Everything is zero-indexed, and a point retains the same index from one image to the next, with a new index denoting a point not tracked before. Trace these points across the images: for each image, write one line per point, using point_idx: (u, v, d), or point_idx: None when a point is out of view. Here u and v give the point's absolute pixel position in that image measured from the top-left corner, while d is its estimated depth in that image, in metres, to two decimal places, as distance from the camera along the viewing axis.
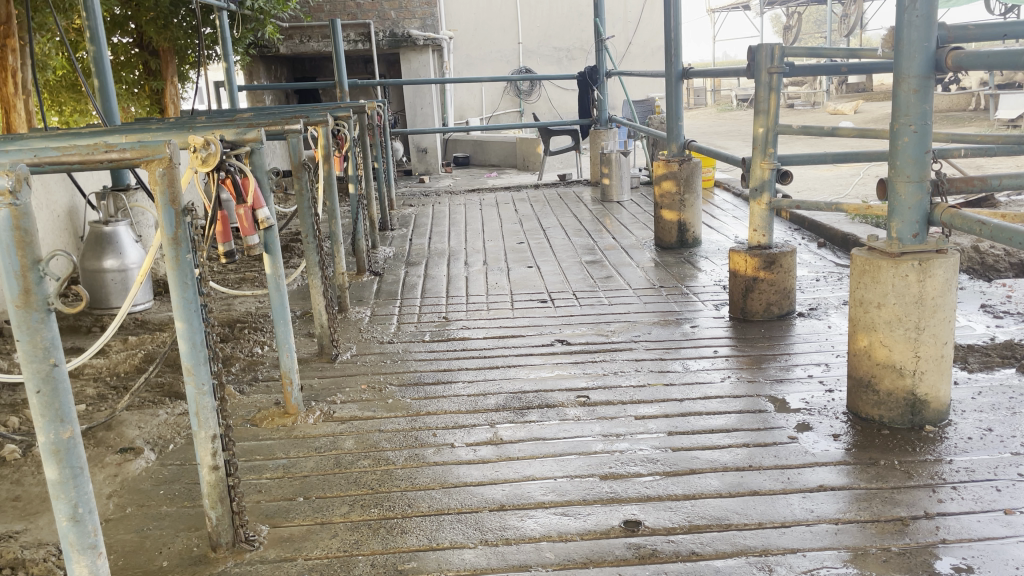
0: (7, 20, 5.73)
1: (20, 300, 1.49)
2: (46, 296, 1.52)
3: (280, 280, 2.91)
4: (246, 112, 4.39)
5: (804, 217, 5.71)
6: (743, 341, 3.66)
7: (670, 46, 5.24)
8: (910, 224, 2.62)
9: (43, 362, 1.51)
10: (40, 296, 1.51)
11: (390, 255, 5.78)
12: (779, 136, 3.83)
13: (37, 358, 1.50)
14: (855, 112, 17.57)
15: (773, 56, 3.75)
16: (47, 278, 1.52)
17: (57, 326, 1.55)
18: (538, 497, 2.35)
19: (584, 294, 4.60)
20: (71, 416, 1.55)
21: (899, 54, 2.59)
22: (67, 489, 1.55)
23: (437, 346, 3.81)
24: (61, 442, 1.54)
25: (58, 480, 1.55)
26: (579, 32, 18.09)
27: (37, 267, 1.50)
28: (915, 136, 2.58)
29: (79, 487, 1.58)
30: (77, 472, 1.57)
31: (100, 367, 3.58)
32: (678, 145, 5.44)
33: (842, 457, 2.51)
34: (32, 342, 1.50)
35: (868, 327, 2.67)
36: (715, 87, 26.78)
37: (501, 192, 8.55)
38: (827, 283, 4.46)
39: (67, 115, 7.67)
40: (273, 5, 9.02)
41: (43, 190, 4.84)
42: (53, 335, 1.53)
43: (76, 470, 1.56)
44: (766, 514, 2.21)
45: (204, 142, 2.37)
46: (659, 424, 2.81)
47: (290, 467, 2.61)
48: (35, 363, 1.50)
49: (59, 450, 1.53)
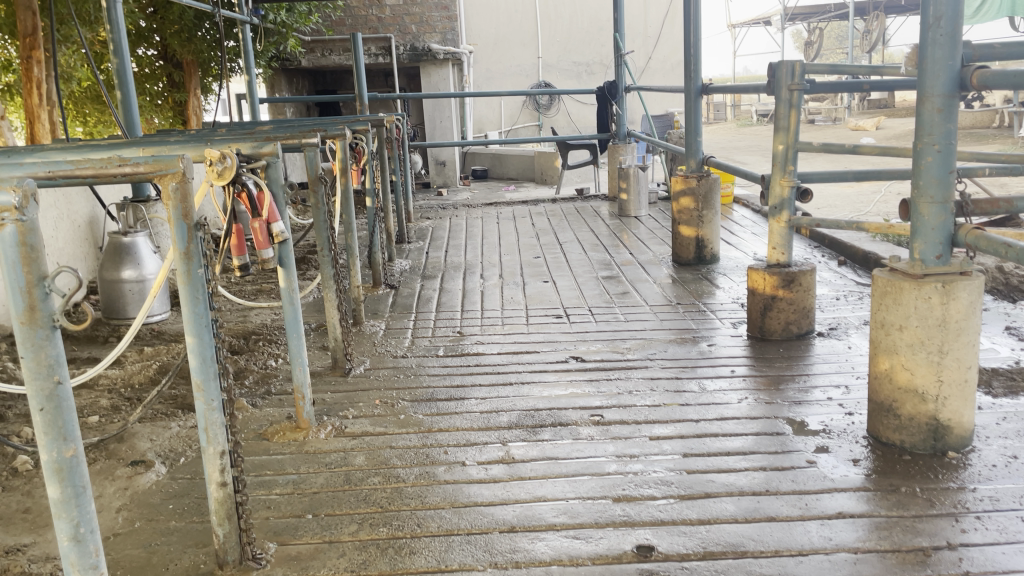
0: (33, 32, 5.81)
1: (25, 317, 1.48)
2: (50, 313, 1.51)
3: (294, 294, 2.89)
4: (266, 126, 4.41)
5: (825, 235, 5.65)
6: (761, 360, 3.60)
7: (689, 62, 5.22)
8: (933, 245, 2.56)
9: (47, 380, 1.50)
10: (45, 313, 1.50)
11: (406, 268, 5.77)
12: (799, 153, 3.79)
13: (40, 375, 1.49)
14: (877, 128, 17.43)
15: (794, 72, 3.71)
16: (52, 294, 1.52)
17: (62, 343, 1.54)
18: (549, 519, 2.31)
19: (600, 310, 4.56)
20: (75, 435, 1.54)
21: (923, 72, 2.54)
22: (69, 508, 1.53)
23: (450, 361, 3.78)
24: (64, 460, 1.52)
25: (60, 499, 1.53)
26: (599, 47, 18.12)
27: (43, 283, 1.50)
28: (939, 156, 2.53)
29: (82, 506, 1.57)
30: (80, 491, 1.56)
31: (115, 378, 3.58)
32: (696, 161, 5.42)
33: (862, 483, 2.46)
34: (36, 359, 1.49)
35: (889, 350, 2.62)
36: (734, 102, 26.68)
37: (519, 206, 8.54)
38: (847, 302, 4.40)
39: (91, 126, 7.76)
40: (295, 19, 9.11)
41: (64, 201, 4.87)
42: (58, 352, 1.52)
43: (77, 489, 1.54)
44: (782, 541, 2.16)
45: (221, 155, 2.36)
46: (674, 445, 2.76)
47: (300, 483, 2.59)
48: (38, 380, 1.49)
49: (61, 468, 1.52)
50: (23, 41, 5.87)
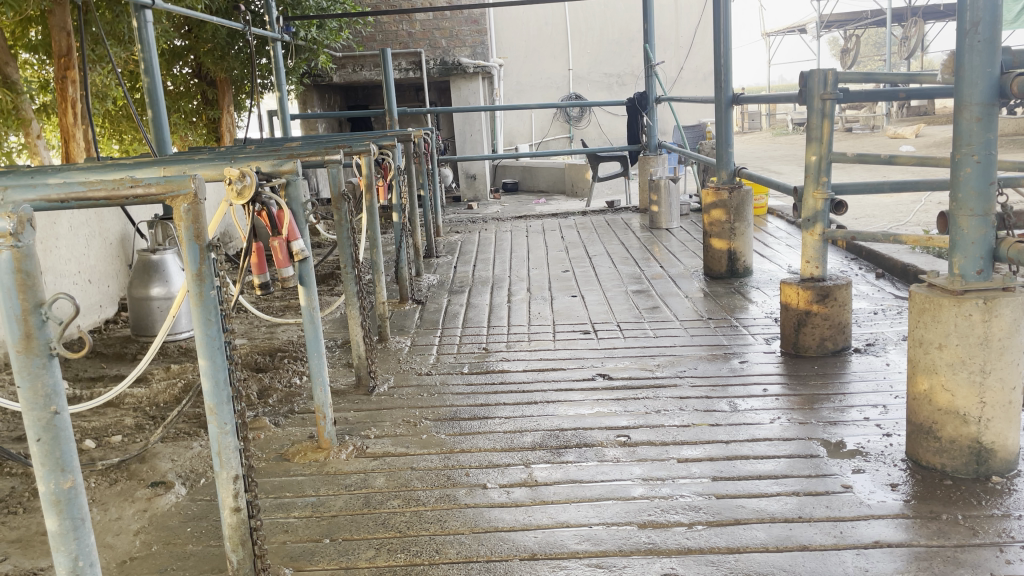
0: (68, 52, 5.96)
1: (20, 345, 1.47)
2: (48, 341, 1.50)
3: (315, 312, 2.86)
4: (293, 143, 4.41)
5: (861, 247, 5.51)
6: (795, 378, 3.49)
7: (719, 72, 5.13)
8: (973, 260, 2.46)
9: (44, 410, 1.49)
10: (41, 341, 1.48)
11: (434, 283, 5.75)
12: (833, 164, 3.67)
13: (37, 405, 1.48)
14: (916, 137, 17.05)
15: (826, 81, 3.61)
16: (49, 322, 1.50)
17: (59, 371, 1.52)
18: (571, 546, 2.24)
19: (628, 326, 4.47)
20: (73, 466, 1.53)
21: (960, 80, 2.44)
22: (67, 541, 1.52)
23: (475, 378, 3.73)
24: (62, 492, 1.51)
25: (58, 531, 1.53)
26: (630, 58, 18.05)
27: (39, 310, 1.49)
28: (978, 166, 2.43)
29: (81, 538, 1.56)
30: (79, 523, 1.55)
31: (141, 397, 3.57)
32: (728, 172, 5.32)
33: (901, 509, 2.34)
34: (33, 388, 1.48)
35: (928, 369, 2.50)
36: (769, 110, 26.35)
37: (549, 219, 8.49)
38: (885, 317, 4.26)
39: (127, 143, 7.89)
40: (326, 35, 9.20)
41: (97, 219, 4.92)
42: (56, 381, 1.51)
43: (76, 522, 1.53)
44: (816, 572, 2.07)
45: (239, 173, 2.32)
46: (703, 467, 2.67)
47: (318, 505, 2.55)
48: (36, 410, 1.48)
49: (59, 500, 1.51)
50: (59, 62, 6.01)
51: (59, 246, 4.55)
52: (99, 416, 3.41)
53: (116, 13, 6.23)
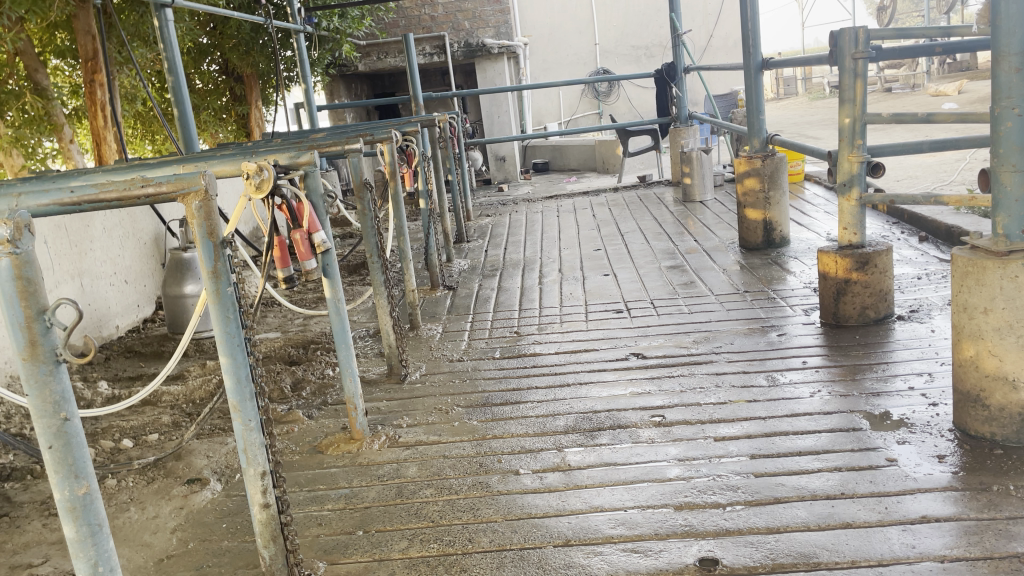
0: (94, 56, 5.99)
1: (26, 352, 1.50)
2: (53, 347, 1.52)
3: (340, 304, 2.83)
4: (319, 133, 4.40)
5: (903, 210, 5.35)
6: (836, 349, 3.39)
7: (747, 39, 4.99)
8: (1017, 219, 2.35)
9: (54, 417, 1.52)
10: (46, 348, 1.51)
11: (465, 268, 5.72)
12: (868, 126, 3.53)
13: (47, 412, 1.51)
14: (959, 93, 16.44)
15: (857, 40, 3.46)
16: (53, 328, 1.52)
17: (67, 377, 1.55)
18: (606, 530, 2.19)
19: (663, 303, 4.39)
20: (87, 472, 1.56)
21: (996, 30, 2.33)
22: (86, 548, 1.55)
23: (507, 363, 3.69)
24: (77, 498, 1.54)
25: (76, 538, 1.55)
26: (657, 29, 17.72)
27: (42, 317, 1.51)
28: (1019, 120, 2.32)
29: (100, 544, 1.58)
30: (96, 530, 1.57)
31: (177, 394, 3.60)
32: (760, 140, 5.20)
33: (949, 482, 2.25)
34: (41, 396, 1.51)
35: (974, 335, 2.40)
36: (805, 74, 25.70)
37: (580, 197, 8.40)
38: (929, 282, 4.11)
39: (159, 143, 7.98)
40: (348, 24, 9.16)
41: (130, 220, 4.97)
42: (63, 387, 1.54)
43: (93, 528, 1.56)
44: (860, 550, 1.99)
45: (258, 167, 2.27)
46: (741, 446, 2.60)
47: (351, 497, 2.53)
48: (45, 418, 1.51)
49: (74, 507, 1.54)
50: (86, 66, 6.01)
51: (94, 248, 4.60)
52: (138, 414, 3.44)
53: (139, 13, 6.22)
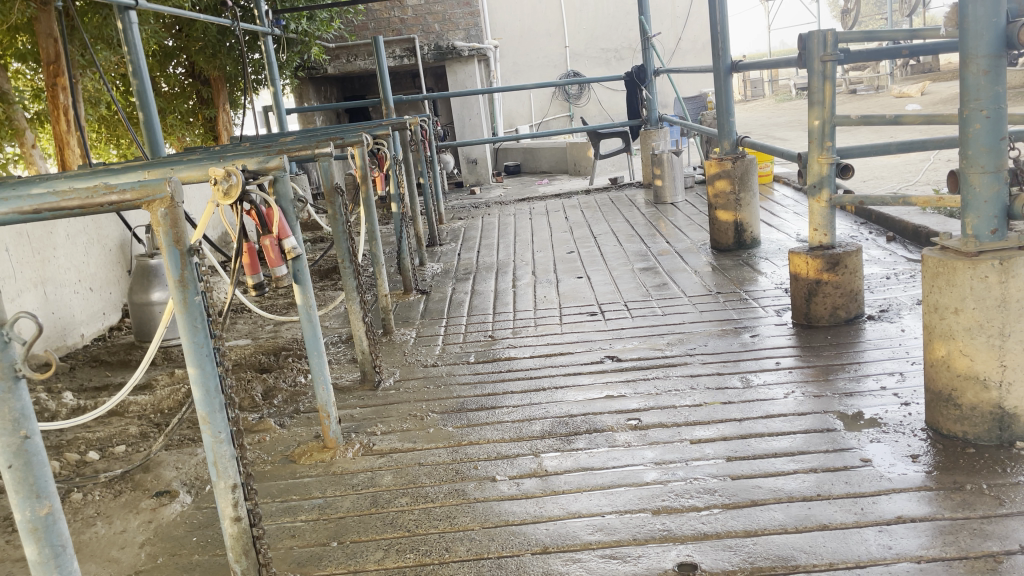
0: (56, 60, 5.84)
1: None
2: (12, 362, 1.48)
3: (312, 310, 2.76)
4: (288, 138, 4.35)
5: (871, 211, 5.41)
6: (809, 349, 3.41)
7: (716, 41, 5.01)
8: (987, 219, 2.38)
9: (13, 435, 1.47)
10: (5, 363, 1.47)
11: (438, 271, 5.69)
12: (837, 128, 3.56)
13: (5, 431, 1.47)
14: (923, 94, 16.72)
15: (825, 43, 3.49)
16: (11, 342, 1.48)
17: (27, 393, 1.50)
18: (584, 537, 2.18)
19: (636, 305, 4.40)
20: (49, 492, 1.52)
21: (964, 33, 2.35)
22: (49, 569, 1.51)
23: (482, 367, 3.67)
24: (38, 519, 1.50)
25: (38, 560, 1.51)
26: (627, 32, 17.81)
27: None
28: (988, 122, 2.35)
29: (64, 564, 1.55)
30: (60, 551, 1.53)
31: (145, 403, 3.52)
32: (730, 142, 5.23)
33: (923, 482, 2.27)
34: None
35: (945, 335, 2.42)
36: (773, 77, 25.97)
37: (552, 199, 8.40)
38: (898, 281, 4.16)
39: (124, 147, 7.86)
40: (317, 27, 9.07)
41: (94, 226, 4.86)
42: (23, 404, 1.49)
43: (57, 549, 1.52)
44: (837, 552, 2.00)
45: (225, 173, 2.21)
46: (717, 448, 2.60)
47: (326, 508, 2.49)
48: (3, 437, 1.47)
49: (36, 528, 1.50)
50: (48, 70, 5.87)
51: (56, 256, 4.49)
52: (104, 425, 3.37)
53: (102, 16, 6.08)
